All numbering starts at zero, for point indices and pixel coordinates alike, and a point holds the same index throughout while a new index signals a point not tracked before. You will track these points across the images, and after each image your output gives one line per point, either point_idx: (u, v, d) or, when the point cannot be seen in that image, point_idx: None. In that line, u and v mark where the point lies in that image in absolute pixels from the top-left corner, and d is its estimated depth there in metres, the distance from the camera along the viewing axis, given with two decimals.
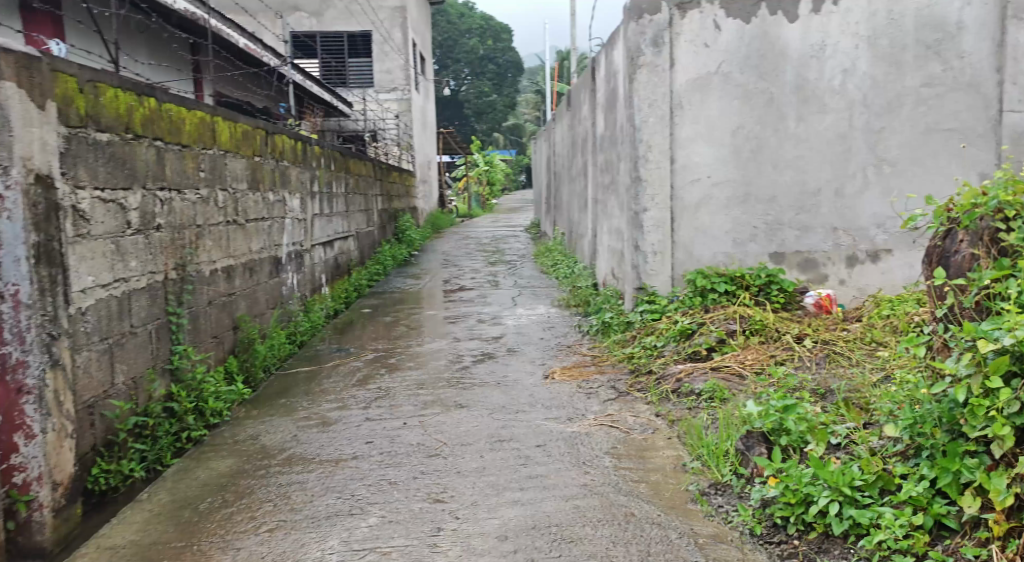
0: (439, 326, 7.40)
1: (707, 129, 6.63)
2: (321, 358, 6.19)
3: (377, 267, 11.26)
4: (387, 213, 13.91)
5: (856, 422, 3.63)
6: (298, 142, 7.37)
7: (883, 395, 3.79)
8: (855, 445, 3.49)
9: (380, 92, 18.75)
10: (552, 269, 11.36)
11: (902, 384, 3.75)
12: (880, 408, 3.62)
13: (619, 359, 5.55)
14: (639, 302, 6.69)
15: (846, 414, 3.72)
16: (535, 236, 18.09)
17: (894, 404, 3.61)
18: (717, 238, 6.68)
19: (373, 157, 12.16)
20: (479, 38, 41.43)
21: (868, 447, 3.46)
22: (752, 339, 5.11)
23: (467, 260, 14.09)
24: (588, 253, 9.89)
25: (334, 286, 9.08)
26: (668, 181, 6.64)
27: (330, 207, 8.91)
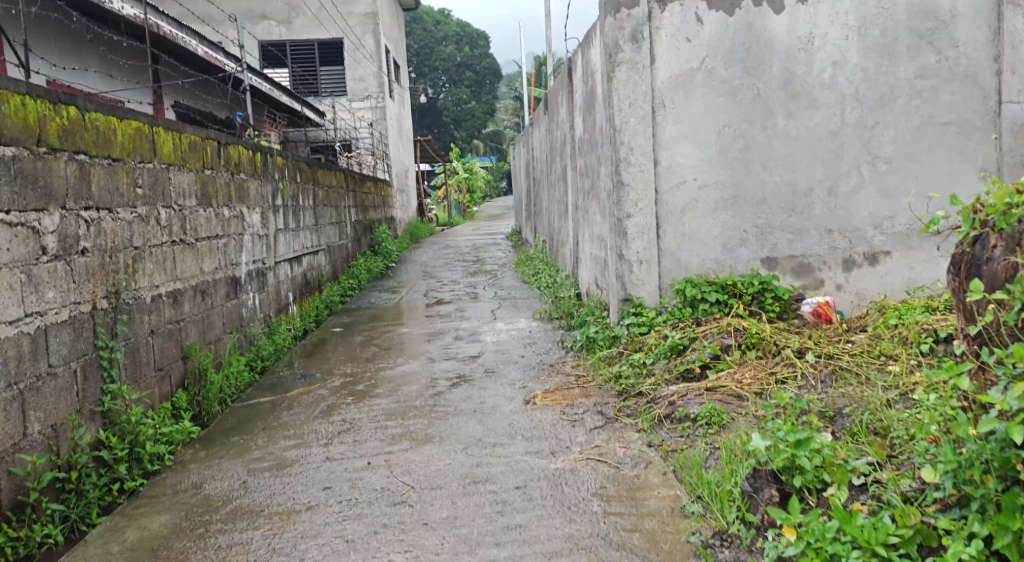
0: (413, 345, 6.93)
1: (691, 129, 6.22)
2: (284, 386, 5.72)
3: (351, 282, 10.79)
4: (362, 225, 13.45)
5: (883, 461, 3.22)
6: (256, 153, 6.91)
7: (910, 426, 3.39)
8: (885, 489, 3.09)
9: (353, 101, 18.32)
10: (534, 279, 10.91)
11: (930, 413, 3.34)
12: (911, 445, 3.21)
13: (605, 379, 5.12)
14: (625, 315, 6.27)
15: (869, 450, 3.31)
16: (517, 244, 17.63)
17: (925, 439, 3.20)
18: (705, 244, 6.27)
19: (344, 168, 11.71)
20: (455, 45, 41.07)
21: (901, 493, 3.05)
22: (749, 354, 4.69)
23: (447, 271, 13.61)
24: (570, 261, 9.46)
25: (303, 305, 8.61)
26: (652, 185, 6.22)
27: (297, 221, 8.45)
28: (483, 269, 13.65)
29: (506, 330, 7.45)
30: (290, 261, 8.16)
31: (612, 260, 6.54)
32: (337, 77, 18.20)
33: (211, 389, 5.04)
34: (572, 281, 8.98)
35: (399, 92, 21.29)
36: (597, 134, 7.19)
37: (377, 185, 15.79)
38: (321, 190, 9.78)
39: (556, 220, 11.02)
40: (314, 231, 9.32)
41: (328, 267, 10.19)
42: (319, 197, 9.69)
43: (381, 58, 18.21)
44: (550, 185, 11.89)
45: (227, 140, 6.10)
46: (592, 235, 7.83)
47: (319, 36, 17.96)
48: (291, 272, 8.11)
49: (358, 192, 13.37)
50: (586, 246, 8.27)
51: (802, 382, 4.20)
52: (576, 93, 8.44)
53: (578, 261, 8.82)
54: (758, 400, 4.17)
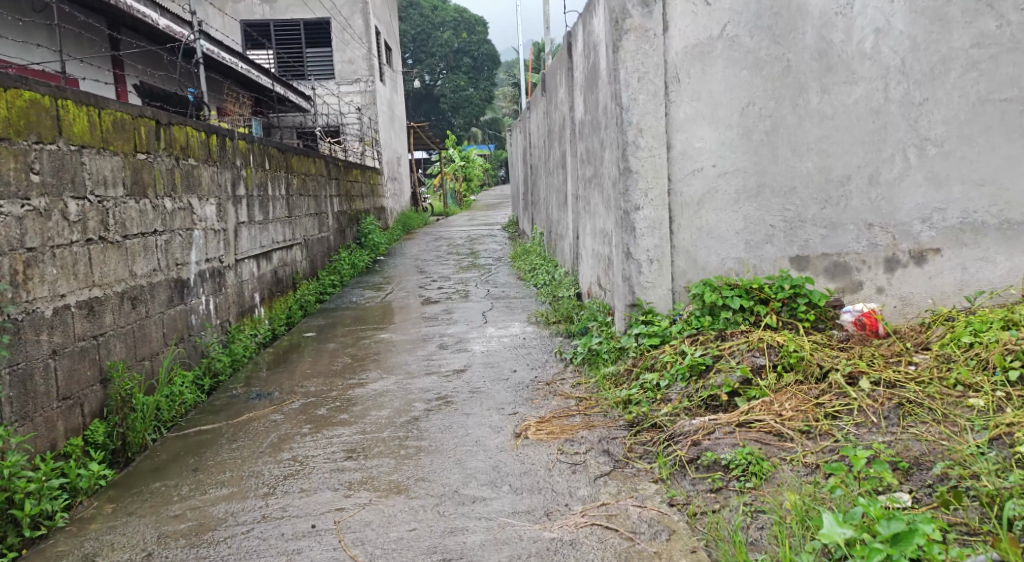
0: (390, 356, 6.09)
1: (711, 108, 5.37)
2: (234, 408, 4.89)
3: (331, 279, 9.95)
4: (346, 215, 12.60)
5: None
6: (211, 136, 6.08)
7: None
8: None
9: (341, 85, 17.60)
10: (530, 276, 10.08)
11: None
12: None
13: (611, 405, 4.30)
14: (633, 323, 5.44)
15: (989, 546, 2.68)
16: (513, 235, 16.75)
17: None
18: (725, 240, 5.43)
19: (324, 155, 10.89)
20: (453, 30, 40.19)
21: None
22: (788, 378, 3.85)
23: (438, 266, 12.76)
24: (570, 257, 8.62)
25: (273, 306, 7.77)
26: (664, 172, 5.39)
27: (264, 214, 7.61)
28: (477, 264, 12.80)
29: (497, 336, 6.61)
30: (257, 258, 7.31)
31: (618, 258, 5.70)
32: (323, 60, 17.54)
33: (137, 418, 4.22)
34: (572, 280, 8.14)
35: (390, 76, 20.46)
36: (600, 113, 6.34)
37: (365, 173, 14.93)
38: (295, 178, 8.95)
39: (555, 211, 10.18)
40: (287, 225, 8.48)
41: (304, 262, 9.35)
42: (293, 187, 8.86)
43: (372, 40, 17.51)
44: (549, 174, 11.04)
45: (171, 120, 5.29)
46: (595, 230, 7.01)
47: (304, 16, 17.25)
48: (257, 270, 7.28)
49: (342, 180, 12.52)
50: (587, 241, 7.46)
51: (859, 419, 3.37)
52: (576, 70, 7.61)
53: (579, 257, 8.00)
54: (805, 441, 3.34)
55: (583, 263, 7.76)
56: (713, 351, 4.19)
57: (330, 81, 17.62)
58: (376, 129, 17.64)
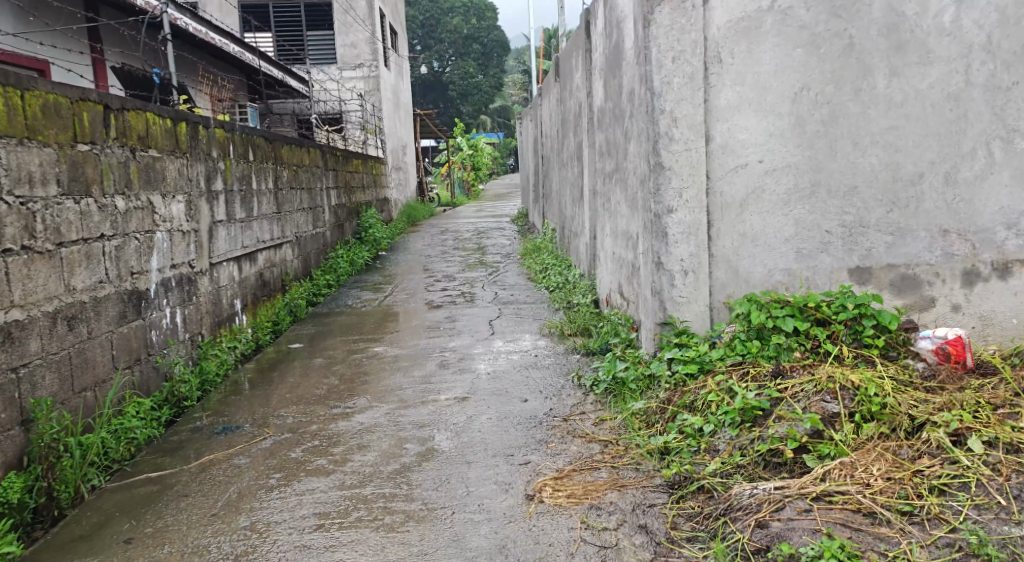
0: (383, 376, 5.35)
1: (757, 93, 4.57)
2: (196, 444, 4.15)
3: (325, 281, 9.21)
4: (345, 209, 11.86)
5: None
6: (180, 123, 5.36)
7: None
8: None
9: (343, 70, 16.89)
10: (541, 277, 9.34)
11: None
12: None
13: (644, 455, 3.57)
14: (664, 345, 4.66)
15: None
16: (523, 229, 15.97)
17: None
18: (774, 248, 4.64)
19: (320, 145, 10.16)
20: (462, 17, 39.36)
21: None
22: (869, 426, 3.27)
23: (443, 263, 12.00)
24: (586, 259, 7.90)
25: (258, 313, 7.04)
26: (701, 168, 4.61)
27: (246, 211, 6.87)
28: (484, 261, 12.04)
29: (505, 351, 5.86)
30: (238, 260, 6.58)
31: (644, 268, 4.94)
32: (325, 42, 17.02)
33: (68, 465, 3.47)
34: (590, 287, 7.43)
35: (396, 61, 19.72)
36: (625, 99, 5.57)
37: (367, 163, 14.18)
38: (284, 171, 8.22)
39: (569, 208, 9.46)
40: (274, 221, 7.75)
41: (295, 261, 8.62)
42: (282, 180, 8.13)
43: (376, 23, 16.82)
44: (562, 166, 10.30)
45: (127, 106, 4.55)
46: (616, 233, 6.27)
47: None
48: (237, 274, 6.55)
49: (340, 171, 11.78)
50: (607, 244, 6.72)
51: (978, 500, 2.91)
52: (595, 53, 6.88)
53: (597, 260, 7.28)
54: (907, 525, 2.88)
55: (601, 267, 7.04)
56: (771, 393, 3.50)
57: (332, 66, 16.92)
58: (380, 116, 16.89)
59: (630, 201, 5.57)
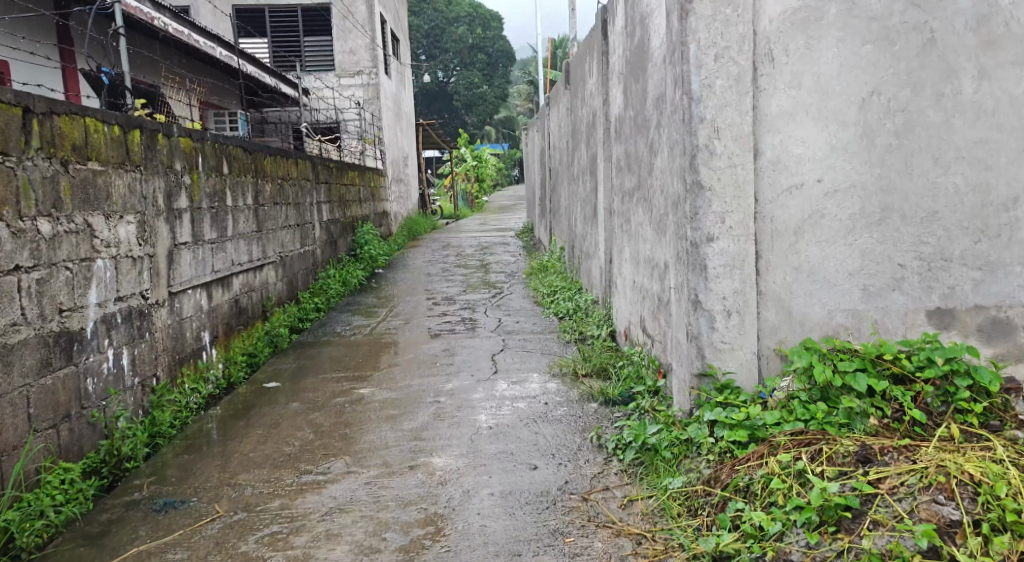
0: (364, 428, 4.56)
1: (817, 98, 3.80)
2: (126, 526, 3.42)
3: (311, 306, 8.44)
4: (338, 224, 11.10)
5: None
6: (133, 131, 4.65)
7: None
8: None
9: (341, 77, 16.19)
10: (550, 303, 8.56)
11: None
12: None
13: (692, 560, 2.97)
14: (703, 400, 3.85)
15: None
16: (528, 245, 15.17)
17: None
18: (835, 284, 3.84)
19: (310, 157, 9.43)
20: (466, 27, 38.75)
21: None
22: (1002, 540, 2.73)
23: (443, 283, 11.21)
24: (600, 285, 7.14)
25: (232, 345, 6.27)
26: (748, 189, 3.84)
27: (219, 230, 6.12)
28: (487, 280, 11.26)
29: (509, 396, 5.09)
30: (206, 287, 5.81)
31: (677, 306, 4.15)
32: (322, 48, 16.33)
33: None
34: (606, 319, 6.66)
35: (397, 69, 19.02)
36: (652, 107, 4.82)
37: (364, 175, 13.44)
38: (265, 185, 7.47)
39: (581, 226, 8.68)
40: (253, 240, 7.00)
41: (278, 284, 7.86)
42: (263, 194, 7.38)
43: (376, 29, 16.12)
44: (572, 181, 9.55)
45: (57, 109, 3.84)
46: (639, 261, 5.52)
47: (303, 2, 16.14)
48: (205, 303, 5.79)
49: (334, 184, 11.03)
50: (627, 272, 5.97)
51: None
52: (614, 55, 6.15)
53: (615, 289, 6.51)
54: None
55: (619, 297, 6.28)
56: (865, 489, 2.92)
57: (330, 73, 16.23)
58: (379, 126, 16.17)
59: (658, 223, 4.81)
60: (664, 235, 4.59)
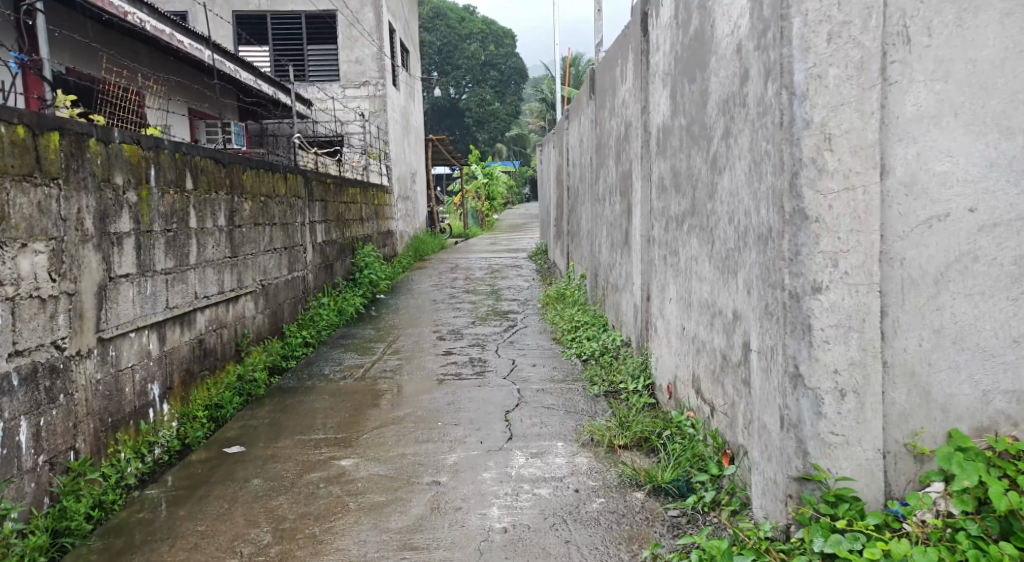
0: (336, 524, 3.55)
1: (970, 94, 2.75)
2: None
3: (296, 343, 7.38)
4: (336, 246, 10.07)
5: None
6: (53, 133, 3.66)
7: None
8: None
9: (346, 88, 15.18)
10: (571, 342, 7.48)
11: None
12: None
13: None
14: (812, 517, 2.74)
15: None
16: (543, 269, 14.10)
17: None
18: (991, 354, 2.78)
19: (302, 172, 8.41)
20: (480, 43, 37.93)
21: None
22: None
23: (450, 312, 10.16)
24: (635, 328, 6.05)
25: (190, 398, 5.21)
26: (872, 219, 2.74)
27: (178, 258, 5.07)
28: (499, 309, 10.18)
29: (529, 479, 4.02)
30: (156, 331, 4.76)
31: (762, 375, 3.04)
32: (326, 58, 15.31)
33: None
34: (643, 370, 5.57)
35: (406, 81, 18.05)
36: (721, 112, 3.76)
37: (366, 193, 12.43)
38: (244, 205, 6.44)
39: (607, 253, 7.63)
40: (226, 268, 5.96)
41: (259, 317, 6.80)
42: (241, 214, 6.34)
43: (384, 38, 15.12)
44: (596, 203, 8.51)
45: None
46: (692, 306, 4.45)
47: (307, 8, 15.16)
48: (155, 348, 4.74)
49: (332, 201, 9.99)
50: (674, 316, 4.90)
51: None
52: (659, 54, 5.13)
53: (655, 335, 5.44)
54: None
55: (662, 346, 5.22)
56: None
57: (335, 83, 15.20)
58: (386, 139, 15.17)
59: (727, 262, 3.74)
60: (739, 276, 3.52)
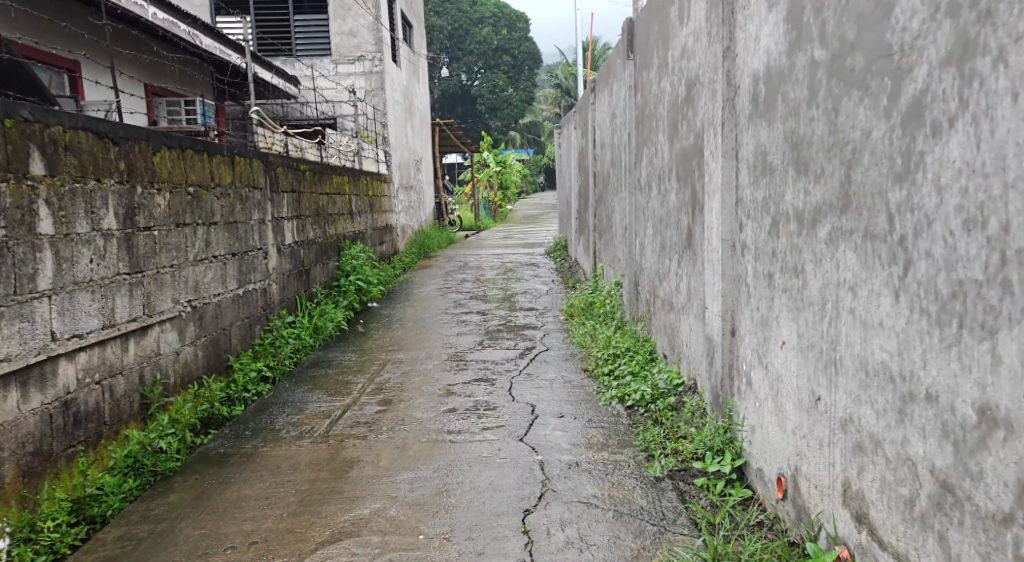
0: None
1: None
2: None
3: (242, 383, 5.53)
4: (315, 248, 8.28)
5: None
6: None
7: None
8: None
9: (338, 64, 13.29)
10: (612, 379, 5.65)
11: None
12: None
13: None
14: None
15: None
16: (564, 269, 12.26)
17: None
18: None
19: (263, 156, 6.56)
20: (492, 27, 36.03)
21: None
22: None
23: (454, 326, 8.37)
24: (710, 372, 4.25)
25: (41, 497, 3.38)
26: None
27: (12, 280, 3.32)
28: (514, 323, 8.38)
29: None
30: None
31: None
32: (315, 29, 13.37)
33: None
34: (737, 451, 3.74)
35: (409, 58, 16.13)
36: (967, 12, 2.04)
37: (356, 182, 10.57)
38: (162, 198, 4.56)
39: (659, 257, 5.84)
40: (128, 289, 4.13)
41: (193, 351, 5.01)
42: (157, 212, 4.49)
43: (381, 5, 13.23)
44: (638, 193, 6.69)
45: None
46: (845, 365, 2.64)
47: None
48: None
49: (309, 192, 8.14)
50: (798, 371, 3.09)
51: None
52: None
53: (754, 392, 3.63)
54: None
55: (773, 416, 3.39)
56: None
57: (326, 58, 13.32)
58: (384, 121, 13.31)
59: (977, 310, 2.05)
60: None
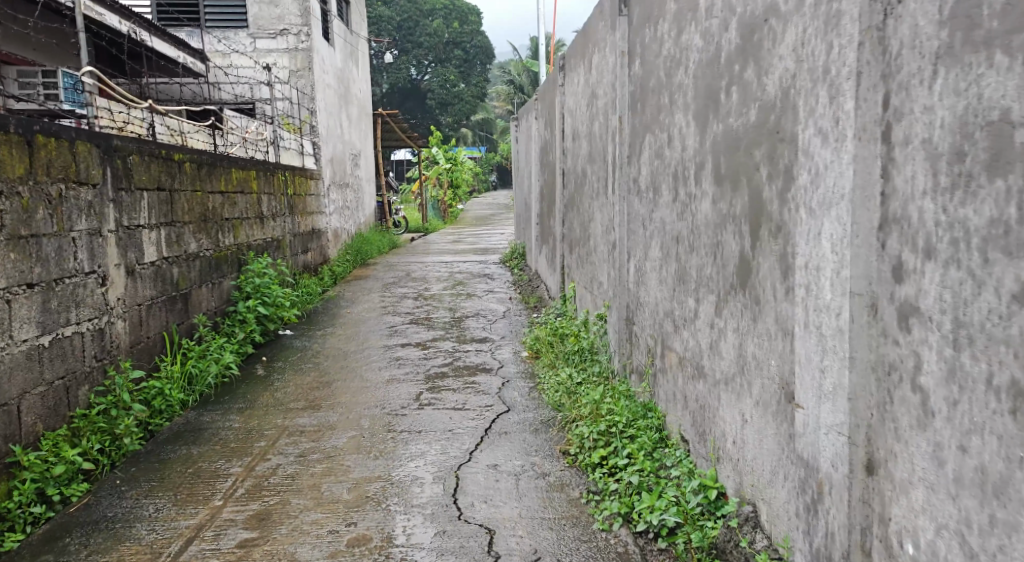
0: None
1: None
2: None
3: (31, 492, 3.66)
4: (199, 265, 6.27)
5: None
6: None
7: None
8: None
9: (256, 38, 11.21)
10: (609, 479, 3.78)
11: None
12: None
13: None
14: None
15: None
16: (524, 284, 10.35)
17: None
18: None
19: (99, 138, 4.66)
20: (443, 19, 34.02)
21: None
22: None
23: (385, 366, 6.44)
24: (810, 526, 2.39)
25: None
26: None
27: None
28: (463, 362, 6.47)
29: None
30: None
31: None
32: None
33: None
34: None
35: (345, 38, 14.09)
36: None
37: (269, 177, 8.53)
38: None
39: (675, 293, 3.98)
40: None
41: None
42: None
43: None
44: (634, 197, 4.83)
45: None
46: None
47: None
48: None
49: (189, 191, 6.12)
50: None
51: None
52: None
53: None
54: None
55: None
56: None
57: (243, 31, 11.25)
58: (311, 107, 11.28)
59: None
60: None
